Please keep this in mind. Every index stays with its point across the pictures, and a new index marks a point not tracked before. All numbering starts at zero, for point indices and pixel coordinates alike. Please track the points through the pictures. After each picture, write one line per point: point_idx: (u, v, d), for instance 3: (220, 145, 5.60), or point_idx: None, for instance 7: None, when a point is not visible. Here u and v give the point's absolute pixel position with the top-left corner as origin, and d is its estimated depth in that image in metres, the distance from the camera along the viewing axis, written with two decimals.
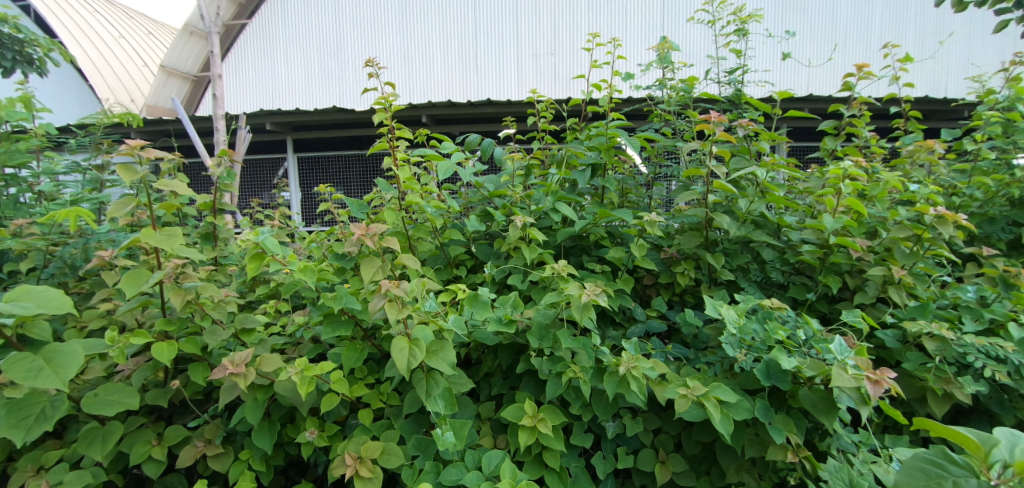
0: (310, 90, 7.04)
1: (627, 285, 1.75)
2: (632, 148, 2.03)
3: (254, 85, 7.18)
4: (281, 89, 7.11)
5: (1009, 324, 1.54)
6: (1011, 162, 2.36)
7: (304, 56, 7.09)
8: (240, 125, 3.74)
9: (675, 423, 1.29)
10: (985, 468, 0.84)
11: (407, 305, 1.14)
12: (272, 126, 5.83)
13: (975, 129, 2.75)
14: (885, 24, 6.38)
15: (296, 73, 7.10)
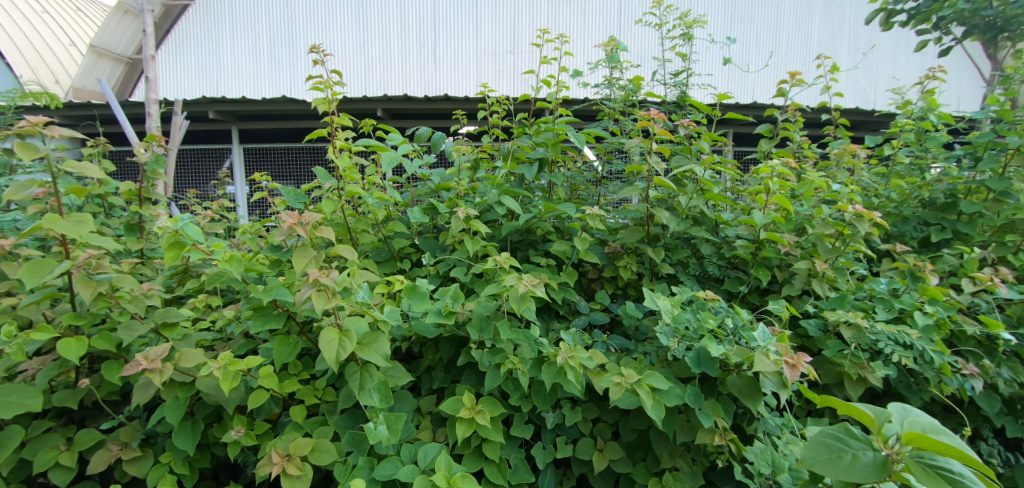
0: (257, 78, 6.66)
1: (571, 278, 1.77)
2: (577, 144, 2.03)
3: (195, 70, 6.71)
4: (228, 75, 6.70)
5: (915, 313, 1.67)
6: (924, 167, 2.56)
7: (253, 40, 6.69)
8: (175, 110, 3.34)
9: (612, 412, 1.31)
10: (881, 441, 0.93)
11: (336, 295, 1.11)
12: (216, 115, 5.54)
13: (893, 137, 2.96)
14: (817, 38, 6.80)
15: (244, 58, 6.70)
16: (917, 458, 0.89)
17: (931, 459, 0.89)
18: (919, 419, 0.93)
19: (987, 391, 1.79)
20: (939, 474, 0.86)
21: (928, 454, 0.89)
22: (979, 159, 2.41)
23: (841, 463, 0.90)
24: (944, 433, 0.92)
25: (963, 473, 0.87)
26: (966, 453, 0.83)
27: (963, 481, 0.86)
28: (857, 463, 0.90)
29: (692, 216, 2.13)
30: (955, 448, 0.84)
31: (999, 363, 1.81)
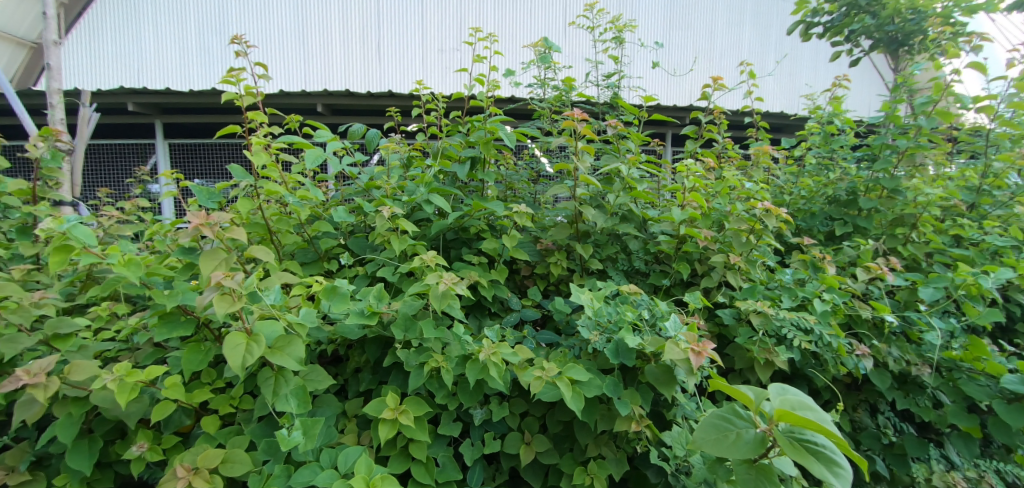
0: (185, 69, 6.08)
1: (501, 276, 1.79)
2: (508, 143, 2.02)
3: (110, 57, 5.98)
4: (150, 65, 6.04)
5: (815, 300, 1.82)
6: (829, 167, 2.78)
7: (180, 26, 6.05)
8: (84, 101, 3.01)
9: (539, 405, 1.34)
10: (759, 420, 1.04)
11: (242, 299, 1.07)
12: (137, 108, 5.12)
13: (804, 139, 3.21)
14: (736, 46, 7.25)
15: (169, 46, 6.06)
16: (789, 433, 1.00)
17: (801, 433, 1.00)
18: (794, 397, 1.03)
19: (879, 368, 1.98)
20: (804, 447, 0.98)
21: (799, 429, 1.00)
22: (873, 160, 2.66)
23: (726, 442, 1.01)
24: (814, 408, 1.03)
25: (826, 443, 0.99)
26: (825, 430, 0.93)
27: (824, 451, 0.97)
28: (740, 442, 1.01)
29: (621, 213, 2.21)
30: (817, 425, 0.95)
31: (889, 343, 2.01)
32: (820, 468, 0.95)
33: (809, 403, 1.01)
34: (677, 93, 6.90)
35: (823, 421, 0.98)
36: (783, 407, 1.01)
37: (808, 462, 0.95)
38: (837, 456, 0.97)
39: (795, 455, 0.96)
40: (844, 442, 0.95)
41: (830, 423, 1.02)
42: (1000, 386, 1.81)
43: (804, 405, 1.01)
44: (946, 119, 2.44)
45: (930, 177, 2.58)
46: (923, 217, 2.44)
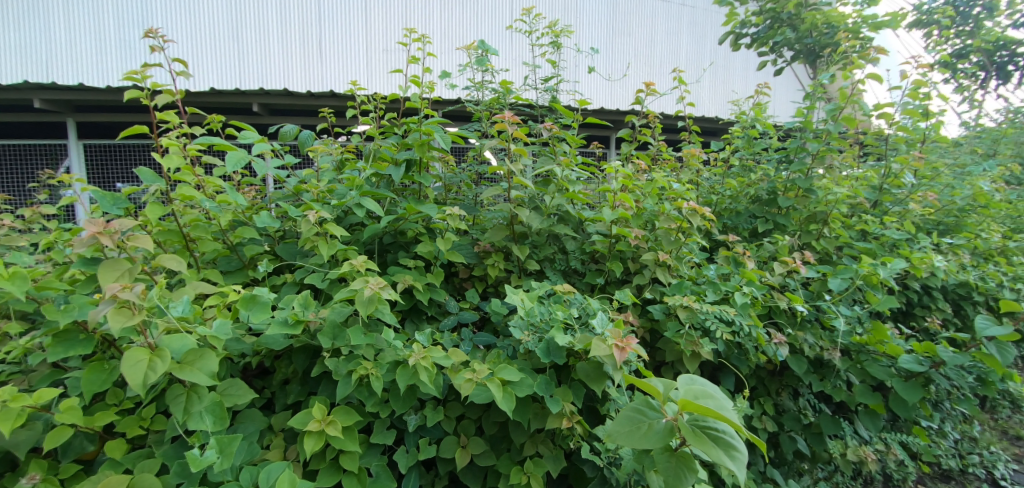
0: (103, 63, 5.56)
1: (437, 279, 1.77)
2: (443, 146, 2.01)
3: (14, 49, 5.40)
4: (61, 58, 5.47)
5: (735, 294, 1.93)
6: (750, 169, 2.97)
7: (96, 16, 5.53)
8: None
9: (476, 408, 1.33)
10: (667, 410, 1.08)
11: (141, 312, 1.02)
12: (46, 105, 4.70)
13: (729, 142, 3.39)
14: (667, 54, 7.58)
15: (83, 38, 5.51)
16: (694, 422, 1.05)
17: (704, 421, 1.05)
18: (698, 387, 1.09)
19: (796, 355, 2.12)
20: (706, 434, 1.03)
21: (702, 417, 1.06)
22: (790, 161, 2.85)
23: (638, 433, 1.04)
24: (716, 397, 1.09)
25: (726, 429, 1.04)
26: (721, 416, 0.99)
27: (724, 437, 1.02)
28: (651, 432, 1.04)
29: (558, 214, 2.25)
30: (714, 412, 1.00)
31: (804, 331, 2.15)
32: (718, 453, 1.00)
33: (710, 392, 1.07)
34: (612, 97, 7.10)
35: (722, 408, 1.04)
36: (687, 397, 1.06)
37: (707, 447, 1.00)
38: (734, 440, 1.02)
39: (696, 441, 1.01)
40: (739, 427, 1.00)
41: (728, 408, 1.07)
42: (896, 365, 1.99)
43: (706, 394, 1.07)
44: (850, 123, 2.66)
45: (838, 177, 2.80)
46: (833, 213, 2.64)
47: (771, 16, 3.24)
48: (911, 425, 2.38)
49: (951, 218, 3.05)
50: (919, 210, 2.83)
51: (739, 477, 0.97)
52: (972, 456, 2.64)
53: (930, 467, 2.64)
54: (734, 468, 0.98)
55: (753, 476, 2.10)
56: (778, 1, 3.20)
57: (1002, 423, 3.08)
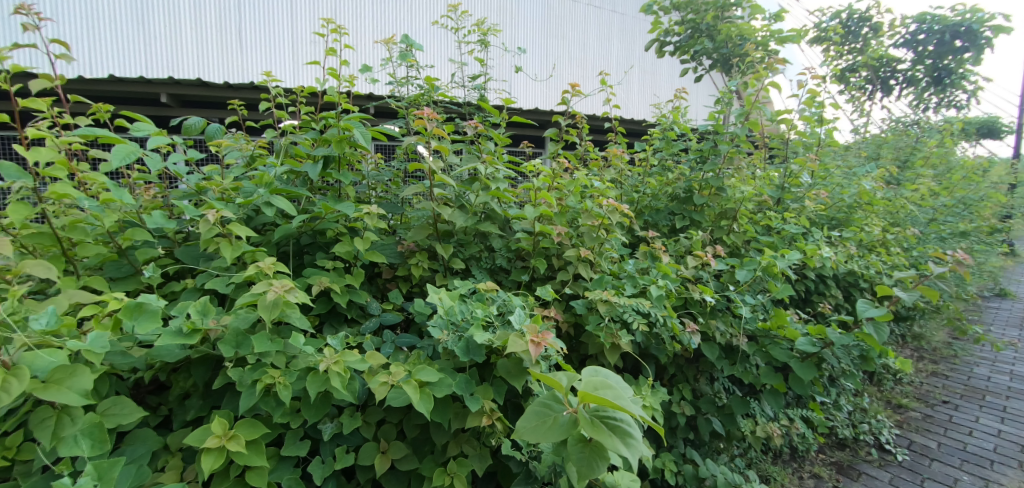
0: None
1: (356, 280, 1.70)
2: (362, 142, 1.91)
3: None
4: None
5: (651, 286, 2.02)
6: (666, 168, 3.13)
7: None
8: None
9: (396, 411, 1.30)
10: (569, 403, 1.09)
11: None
12: None
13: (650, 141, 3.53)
14: (593, 57, 7.82)
15: None
16: (593, 413, 1.07)
17: (603, 411, 1.06)
18: (598, 378, 1.10)
19: (709, 342, 2.26)
20: (603, 422, 1.04)
21: (602, 407, 1.07)
22: (703, 161, 3.03)
23: (543, 427, 1.05)
24: (616, 387, 1.10)
25: (624, 418, 1.06)
26: (614, 405, 1.00)
27: (621, 426, 1.04)
28: (556, 425, 1.06)
29: (484, 212, 2.24)
30: (607, 401, 1.01)
31: (716, 319, 2.29)
32: (614, 441, 1.01)
33: (608, 383, 1.08)
34: (537, 96, 7.19)
35: (619, 398, 1.06)
36: (586, 389, 1.07)
37: (603, 436, 1.01)
38: (631, 428, 1.04)
39: (593, 431, 1.02)
40: (633, 415, 1.02)
41: (627, 396, 1.09)
42: (795, 347, 2.17)
43: (604, 385, 1.08)
44: (754, 126, 2.88)
45: (745, 177, 2.99)
46: (740, 210, 2.82)
47: (693, 26, 3.53)
48: (810, 402, 2.61)
49: (841, 214, 3.37)
50: (813, 207, 3.11)
51: (632, 464, 0.98)
52: (862, 425, 2.94)
53: (828, 438, 2.92)
54: (627, 455, 0.99)
55: (673, 458, 2.21)
56: (697, 13, 3.49)
57: (887, 394, 3.46)
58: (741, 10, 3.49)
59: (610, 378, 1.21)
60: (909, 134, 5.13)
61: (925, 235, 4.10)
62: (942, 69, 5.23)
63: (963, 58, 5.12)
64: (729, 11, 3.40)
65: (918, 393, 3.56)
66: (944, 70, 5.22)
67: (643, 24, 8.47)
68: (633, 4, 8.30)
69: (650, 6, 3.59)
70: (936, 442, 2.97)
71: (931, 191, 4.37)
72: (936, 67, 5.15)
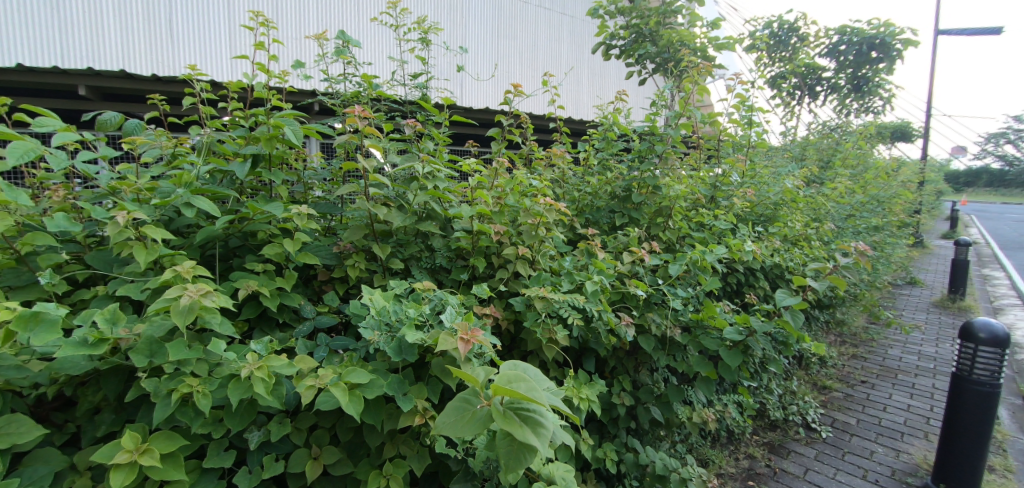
0: None
1: (287, 283, 1.64)
2: (293, 140, 1.84)
3: None
4: None
5: (587, 282, 2.08)
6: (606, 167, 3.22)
7: None
8: None
9: (329, 415, 1.27)
10: (485, 398, 1.09)
11: None
12: None
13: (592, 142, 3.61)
14: (538, 58, 7.94)
15: None
16: (508, 405, 1.07)
17: (518, 403, 1.07)
18: (513, 372, 1.11)
19: (645, 334, 2.34)
20: (516, 414, 1.04)
21: (517, 400, 1.08)
22: (641, 160, 3.15)
23: (461, 421, 1.05)
24: (531, 380, 1.11)
25: (537, 409, 1.07)
26: (524, 395, 1.01)
27: (533, 417, 1.05)
28: (474, 419, 1.05)
29: (424, 212, 2.22)
30: (518, 392, 1.02)
31: (652, 312, 2.37)
32: (525, 431, 1.02)
33: (522, 376, 1.09)
34: (482, 96, 7.20)
35: (532, 390, 1.07)
36: (500, 383, 1.07)
37: (514, 426, 1.02)
38: (542, 419, 1.05)
39: (505, 423, 1.02)
40: (544, 405, 1.04)
41: (541, 388, 1.10)
42: (723, 336, 2.28)
43: (518, 378, 1.09)
44: (684, 129, 3.04)
45: (679, 176, 3.12)
46: (675, 208, 2.93)
47: (636, 31, 3.71)
48: (741, 388, 2.77)
49: (768, 211, 3.59)
50: (742, 204, 3.30)
51: (541, 452, 0.99)
52: (791, 407, 3.15)
53: (760, 420, 3.10)
54: (537, 444, 1.00)
55: (615, 448, 2.28)
56: (642, 19, 3.68)
57: (813, 376, 3.72)
58: (682, 18, 3.68)
59: (529, 373, 1.22)
60: (829, 137, 5.54)
61: (842, 229, 4.43)
62: (861, 77, 6.31)
63: (877, 68, 6.18)
64: (670, 18, 3.61)
65: (840, 375, 3.86)
66: (862, 78, 6.30)
67: (588, 28, 8.67)
68: (580, 8, 8.49)
69: (595, 10, 3.71)
70: (854, 418, 3.24)
71: (848, 189, 4.75)
72: (855, 75, 6.27)
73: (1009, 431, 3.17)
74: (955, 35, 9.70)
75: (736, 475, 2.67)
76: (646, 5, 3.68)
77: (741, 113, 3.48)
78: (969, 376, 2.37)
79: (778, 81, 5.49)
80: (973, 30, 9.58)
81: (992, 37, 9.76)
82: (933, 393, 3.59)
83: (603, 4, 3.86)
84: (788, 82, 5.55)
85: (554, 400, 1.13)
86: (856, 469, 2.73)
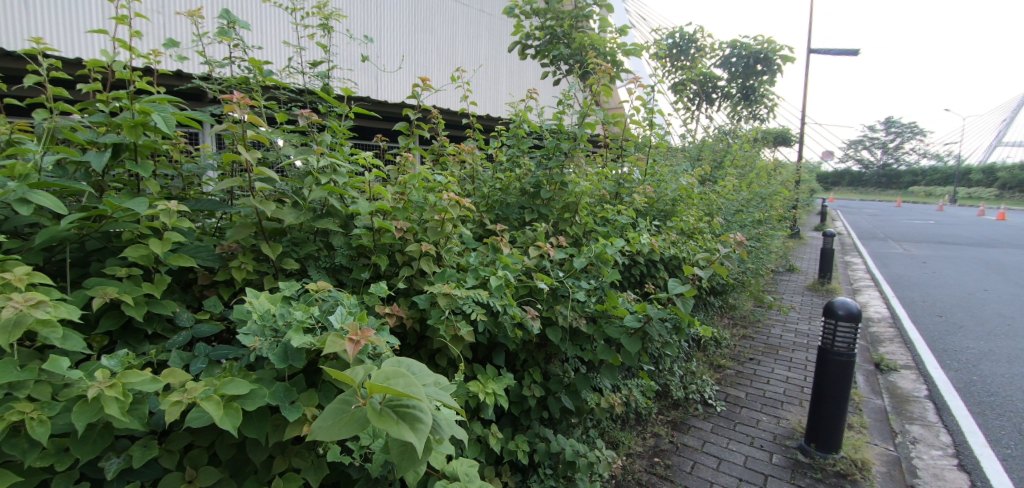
0: None
1: (157, 289, 1.46)
2: (164, 128, 1.62)
3: None
4: None
5: (491, 278, 2.07)
6: (516, 163, 3.24)
7: None
8: None
9: (207, 433, 1.15)
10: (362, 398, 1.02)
11: None
12: None
13: (503, 137, 3.61)
14: (451, 54, 7.86)
15: None
16: (387, 403, 1.01)
17: (397, 400, 1.01)
18: (393, 368, 1.05)
19: (552, 326, 2.37)
20: (394, 412, 0.98)
21: (396, 397, 1.02)
22: (549, 158, 3.21)
23: (338, 422, 0.99)
24: (412, 376, 1.06)
25: (417, 405, 1.01)
26: (399, 391, 0.96)
27: (412, 413, 0.99)
28: (352, 419, 0.99)
29: (322, 208, 2.08)
30: (393, 388, 0.96)
31: (558, 305, 2.42)
32: (401, 428, 0.96)
33: (401, 372, 1.04)
34: (390, 90, 6.99)
35: (411, 385, 1.01)
36: (376, 380, 1.01)
37: (389, 425, 0.96)
38: (422, 414, 0.99)
39: (379, 421, 0.96)
40: (422, 400, 0.98)
41: (420, 383, 1.04)
42: (624, 324, 2.38)
43: (397, 374, 1.04)
44: (588, 128, 3.15)
45: (588, 173, 3.22)
46: (581, 203, 3.02)
47: (551, 33, 3.80)
48: (642, 372, 2.91)
49: (667, 207, 3.82)
50: (642, 200, 3.48)
51: (417, 449, 0.93)
52: (690, 386, 3.39)
53: (664, 401, 3.31)
54: (413, 440, 0.94)
55: (527, 439, 2.30)
56: (556, 20, 3.78)
57: (709, 357, 4.02)
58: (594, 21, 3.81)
59: (414, 368, 1.16)
60: (723, 140, 6.02)
61: (731, 223, 4.83)
62: (749, 87, 6.98)
63: (762, 80, 6.90)
64: (581, 23, 3.71)
65: (732, 354, 4.21)
66: (750, 88, 6.98)
67: (502, 29, 8.74)
68: (493, 7, 8.54)
69: (511, 10, 3.73)
70: (744, 392, 3.57)
71: (736, 186, 5.21)
72: (744, 85, 6.94)
73: (864, 393, 3.64)
74: (823, 54, 11.01)
75: (643, 453, 2.81)
76: (560, 7, 3.78)
77: (644, 115, 3.68)
78: (832, 349, 2.68)
79: (680, 87, 5.89)
80: (837, 50, 10.95)
81: (851, 57, 11.19)
82: (807, 366, 4.04)
83: (518, 4, 3.91)
84: (688, 88, 5.96)
85: (438, 394, 1.08)
86: (744, 438, 2.99)
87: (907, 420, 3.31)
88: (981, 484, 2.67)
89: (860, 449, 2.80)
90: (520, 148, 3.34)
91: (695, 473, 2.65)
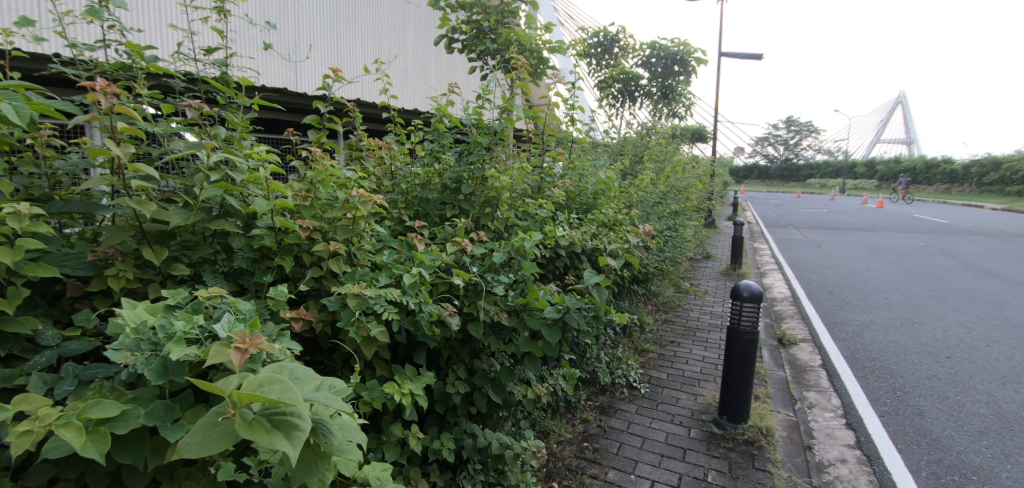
0: None
1: (10, 305, 1.28)
2: (15, 118, 1.40)
3: None
4: None
5: (405, 275, 2.02)
6: (438, 157, 3.17)
7: None
8: None
9: (75, 462, 1.03)
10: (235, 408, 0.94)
11: None
12: None
13: (425, 132, 3.52)
14: (371, 46, 7.57)
15: None
16: (263, 411, 0.95)
17: (273, 407, 0.95)
18: (270, 374, 0.99)
19: (474, 322, 2.35)
20: (268, 422, 0.92)
21: (272, 405, 0.95)
22: (471, 153, 3.17)
23: (209, 437, 0.92)
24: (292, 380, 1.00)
25: (295, 411, 0.95)
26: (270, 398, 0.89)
27: (288, 420, 0.93)
28: (224, 432, 0.92)
29: (219, 208, 1.91)
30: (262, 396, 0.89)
31: (480, 300, 2.40)
32: (274, 438, 0.90)
33: (278, 378, 0.98)
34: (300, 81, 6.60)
35: (286, 390, 0.95)
36: (248, 389, 0.94)
37: (260, 436, 0.89)
38: (300, 420, 0.93)
39: (248, 432, 0.89)
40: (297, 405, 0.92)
41: (297, 387, 0.97)
42: (544, 315, 2.41)
43: (273, 380, 0.97)
44: (509, 123, 3.15)
45: (511, 167, 3.22)
46: (503, 198, 3.01)
47: (477, 28, 3.77)
48: (566, 362, 2.97)
49: (589, 200, 3.93)
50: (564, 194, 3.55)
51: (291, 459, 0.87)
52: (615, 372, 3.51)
53: (591, 388, 3.41)
54: (287, 449, 0.88)
55: (453, 436, 2.27)
56: (482, 15, 3.75)
57: (634, 342, 4.20)
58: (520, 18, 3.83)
59: (298, 374, 1.09)
60: (643, 137, 6.30)
61: (649, 215, 5.06)
62: (668, 87, 7.37)
63: (678, 80, 7.31)
64: (507, 18, 3.71)
65: (653, 338, 4.41)
66: (669, 87, 7.37)
67: (426, 23, 8.56)
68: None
69: (436, 2, 3.65)
70: (665, 373, 3.76)
71: (653, 179, 5.48)
72: (663, 84, 7.31)
73: (768, 366, 3.97)
74: (732, 57, 11.85)
75: (573, 439, 2.88)
76: (486, 1, 3.75)
77: (567, 111, 3.74)
78: (738, 327, 2.90)
79: (605, 84, 6.09)
80: (743, 54, 11.85)
81: (755, 60, 12.13)
82: (719, 346, 4.32)
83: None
84: (610, 86, 6.17)
85: (323, 397, 1.02)
86: (665, 416, 3.16)
87: (804, 388, 3.66)
88: (864, 438, 2.99)
89: (764, 417, 3.05)
90: (442, 143, 3.27)
91: (621, 453, 2.76)
